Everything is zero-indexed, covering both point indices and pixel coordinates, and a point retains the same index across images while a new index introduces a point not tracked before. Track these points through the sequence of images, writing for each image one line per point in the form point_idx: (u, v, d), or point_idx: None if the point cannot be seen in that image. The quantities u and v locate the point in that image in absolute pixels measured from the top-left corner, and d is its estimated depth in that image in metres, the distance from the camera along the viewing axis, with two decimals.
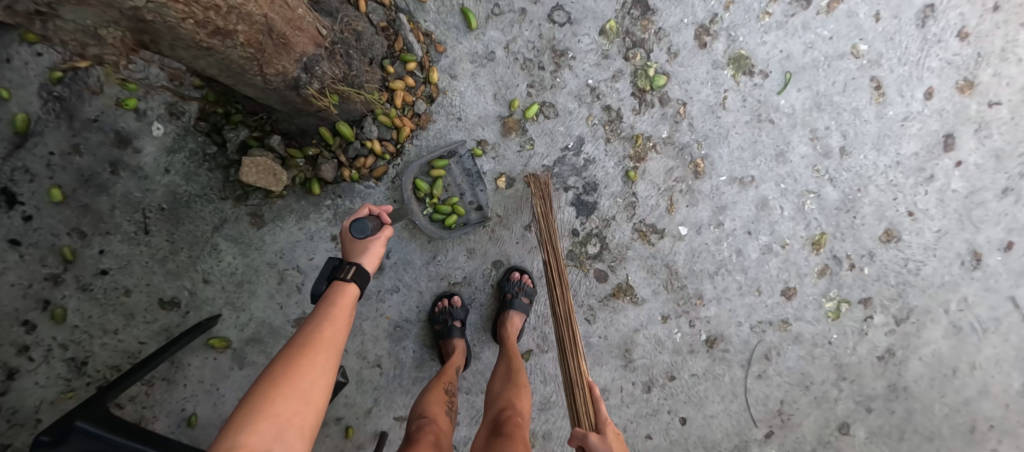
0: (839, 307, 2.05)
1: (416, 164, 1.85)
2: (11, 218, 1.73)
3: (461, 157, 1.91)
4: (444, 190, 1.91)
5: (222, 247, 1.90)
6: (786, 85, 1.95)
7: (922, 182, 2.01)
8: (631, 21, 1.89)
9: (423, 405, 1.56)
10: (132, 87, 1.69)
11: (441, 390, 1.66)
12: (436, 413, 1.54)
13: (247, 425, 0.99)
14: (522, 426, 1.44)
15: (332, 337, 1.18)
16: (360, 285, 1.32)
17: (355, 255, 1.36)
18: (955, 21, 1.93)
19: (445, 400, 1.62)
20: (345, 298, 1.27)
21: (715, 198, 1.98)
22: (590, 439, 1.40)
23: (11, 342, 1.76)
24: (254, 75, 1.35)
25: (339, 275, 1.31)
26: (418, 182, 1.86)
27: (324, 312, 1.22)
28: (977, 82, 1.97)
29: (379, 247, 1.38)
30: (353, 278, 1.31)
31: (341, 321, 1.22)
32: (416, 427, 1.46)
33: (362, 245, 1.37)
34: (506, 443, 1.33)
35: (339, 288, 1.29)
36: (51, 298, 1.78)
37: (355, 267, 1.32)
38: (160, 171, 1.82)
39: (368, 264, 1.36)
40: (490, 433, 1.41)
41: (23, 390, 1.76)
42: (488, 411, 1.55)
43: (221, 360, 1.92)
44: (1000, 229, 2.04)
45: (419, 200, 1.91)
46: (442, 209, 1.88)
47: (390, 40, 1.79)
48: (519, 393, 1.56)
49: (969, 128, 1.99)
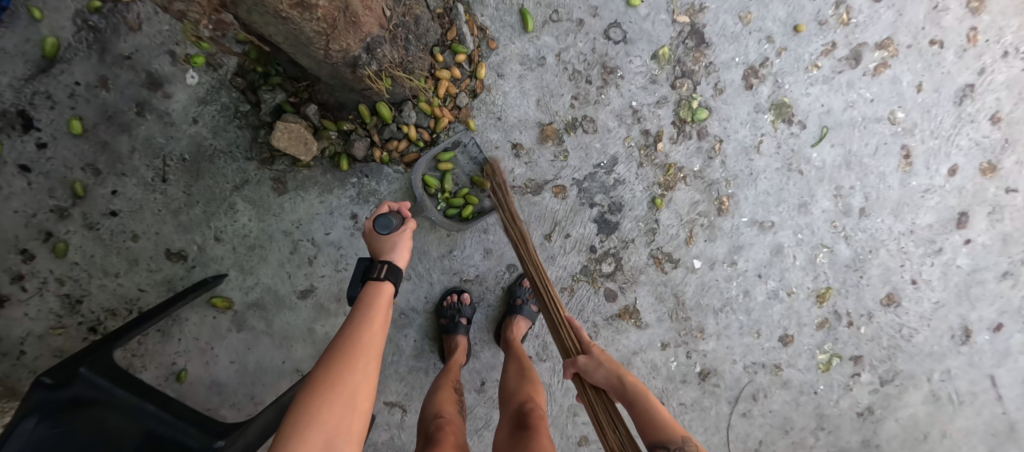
0: (830, 360, 2.11)
1: (423, 160, 1.82)
2: (26, 143, 1.75)
3: (466, 145, 1.88)
4: (456, 181, 1.90)
5: (239, 208, 1.87)
6: (821, 140, 1.97)
7: (931, 254, 2.07)
8: (685, 50, 1.88)
9: (435, 405, 1.52)
10: (205, 46, 1.72)
11: (450, 390, 1.63)
12: (450, 412, 1.49)
13: (299, 432, 1.02)
14: (545, 418, 1.36)
15: (372, 340, 1.18)
16: (394, 282, 1.32)
17: (386, 254, 1.35)
18: (991, 104, 1.98)
19: (455, 400, 1.59)
20: (382, 299, 1.27)
21: (733, 237, 2.01)
22: (579, 360, 1.44)
23: (7, 268, 1.80)
24: (318, 49, 1.30)
25: (373, 274, 1.31)
26: (428, 178, 1.84)
27: (362, 314, 1.22)
28: (1000, 166, 2.03)
29: (406, 241, 1.39)
30: (387, 275, 1.30)
31: (379, 320, 1.22)
32: (434, 427, 1.40)
33: (390, 243, 1.36)
34: (531, 437, 1.24)
35: (373, 290, 1.29)
36: (54, 231, 1.81)
37: (389, 265, 1.31)
38: (188, 120, 1.81)
39: (400, 259, 1.36)
40: (513, 429, 1.32)
41: (12, 318, 1.81)
42: (506, 407, 1.45)
43: (221, 320, 1.91)
44: (994, 310, 2.12)
45: (430, 196, 1.89)
46: (456, 201, 1.87)
47: (445, 28, 1.75)
48: (535, 388, 1.49)
49: (984, 209, 2.05)
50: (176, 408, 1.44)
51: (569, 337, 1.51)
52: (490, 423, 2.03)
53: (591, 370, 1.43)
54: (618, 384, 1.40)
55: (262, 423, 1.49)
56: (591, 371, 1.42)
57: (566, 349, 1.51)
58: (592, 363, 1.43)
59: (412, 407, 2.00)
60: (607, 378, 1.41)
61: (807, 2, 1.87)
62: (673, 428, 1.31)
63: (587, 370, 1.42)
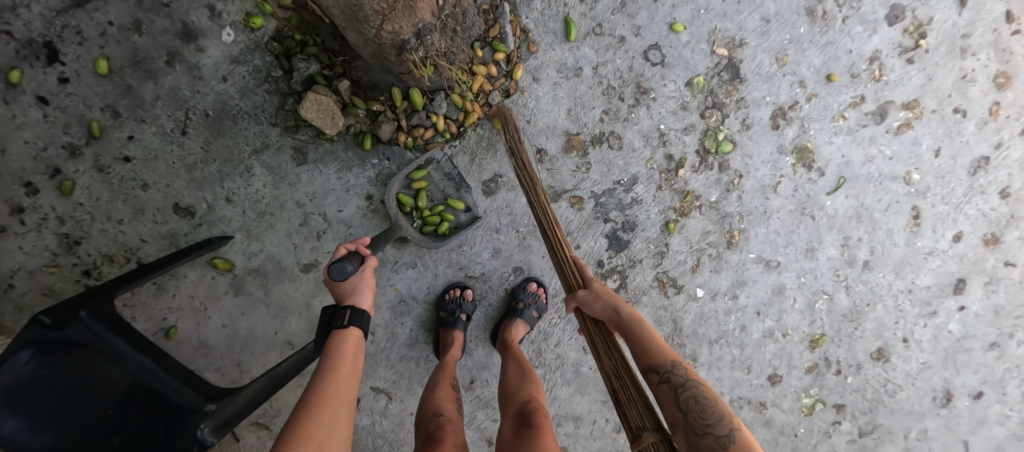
0: (814, 404, 2.14)
1: (397, 179, 1.77)
2: (47, 75, 1.71)
3: (438, 163, 1.84)
4: (430, 198, 1.86)
5: (255, 172, 1.85)
6: (837, 189, 2.00)
7: (925, 315, 2.12)
8: (719, 82, 1.90)
9: (434, 402, 1.51)
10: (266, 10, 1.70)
11: (448, 387, 1.62)
12: (449, 410, 1.48)
13: None
14: (548, 417, 1.35)
15: (337, 391, 1.15)
16: (360, 326, 1.29)
17: (349, 297, 1.32)
18: (1003, 178, 2.03)
19: (453, 397, 1.58)
20: (349, 345, 1.26)
21: (738, 271, 2.04)
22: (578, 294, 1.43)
23: (8, 200, 1.75)
24: (371, 27, 1.28)
25: (337, 323, 1.28)
26: (401, 197, 1.80)
27: (327, 367, 1.19)
28: (1002, 239, 2.07)
29: (369, 280, 1.35)
30: (351, 321, 1.28)
31: (344, 369, 1.20)
32: (435, 425, 1.38)
33: (352, 285, 1.32)
34: (536, 433, 1.24)
35: (338, 339, 1.26)
36: (62, 168, 1.77)
37: (351, 309, 1.28)
38: (218, 77, 1.79)
39: (365, 301, 1.33)
40: (517, 426, 1.31)
41: (5, 251, 1.77)
42: (508, 406, 1.45)
43: (219, 281, 1.89)
44: (976, 378, 2.17)
45: (404, 213, 1.84)
46: (432, 218, 1.83)
47: (488, 24, 1.73)
48: (535, 387, 1.49)
49: (981, 278, 2.10)
50: (170, 363, 1.40)
51: (572, 270, 1.49)
52: (473, 422, 2.03)
53: (589, 302, 1.41)
54: (615, 315, 1.38)
55: (251, 393, 1.39)
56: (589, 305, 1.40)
57: (569, 284, 1.48)
58: (591, 296, 1.42)
59: (398, 395, 1.99)
60: (605, 311, 1.39)
61: (843, 53, 1.91)
62: (667, 354, 1.29)
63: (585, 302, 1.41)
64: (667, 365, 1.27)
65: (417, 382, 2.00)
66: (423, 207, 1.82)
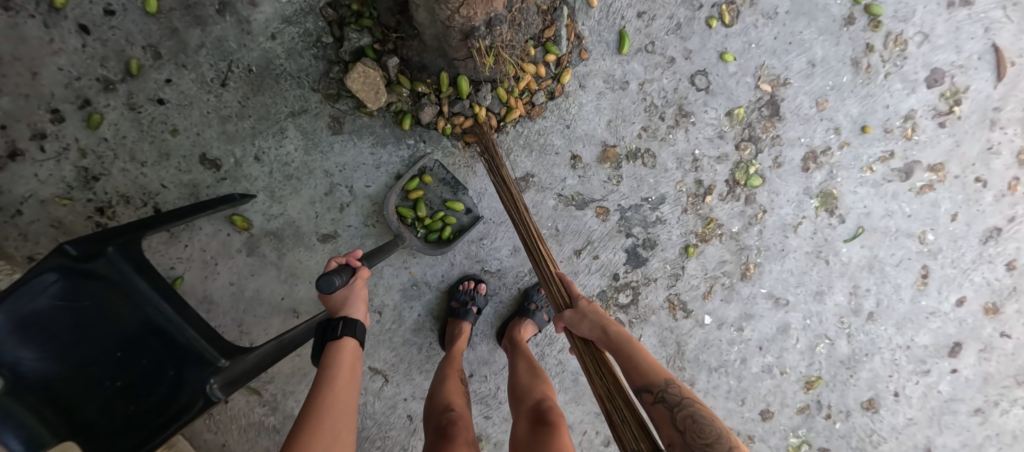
0: (799, 445, 2.17)
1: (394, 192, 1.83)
2: (94, 5, 1.68)
3: (432, 169, 1.88)
4: (430, 206, 1.90)
5: (289, 134, 1.83)
6: (854, 238, 2.04)
7: (919, 373, 2.16)
8: (758, 117, 1.93)
9: (443, 395, 1.54)
10: None
11: (456, 379, 1.65)
12: (459, 405, 1.51)
13: None
14: (563, 414, 1.42)
15: (342, 403, 1.15)
16: (355, 337, 1.31)
17: (342, 309, 1.34)
18: (1010, 251, 2.09)
19: (462, 391, 1.61)
20: (345, 358, 1.25)
21: (748, 304, 2.06)
22: (564, 314, 1.40)
23: (30, 124, 1.71)
24: (446, 10, 1.29)
25: (332, 333, 1.29)
26: (401, 208, 1.85)
27: (327, 377, 1.19)
28: (1001, 309, 2.13)
29: (361, 293, 1.37)
30: (346, 331, 1.29)
31: (343, 381, 1.20)
32: (447, 420, 1.41)
33: (343, 298, 1.34)
34: (551, 434, 1.30)
35: (334, 351, 1.26)
36: (93, 101, 1.73)
37: (345, 319, 1.30)
38: (266, 35, 1.76)
39: (358, 312, 1.35)
40: (532, 425, 1.37)
41: (19, 175, 1.72)
42: (520, 404, 1.50)
43: (234, 238, 1.86)
44: (957, 441, 2.22)
45: (408, 226, 1.89)
46: (433, 224, 1.87)
47: (544, 24, 1.75)
48: (547, 387, 1.54)
49: (976, 344, 2.16)
50: (190, 313, 1.35)
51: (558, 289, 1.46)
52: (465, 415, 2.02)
53: (576, 322, 1.38)
54: (602, 334, 1.34)
55: (261, 354, 1.36)
56: (578, 326, 1.37)
57: (556, 302, 1.46)
58: (576, 316, 1.38)
59: (395, 379, 1.98)
60: (592, 331, 1.35)
61: (879, 107, 1.96)
62: (659, 372, 1.23)
63: (572, 323, 1.38)
64: (661, 384, 1.20)
65: (416, 368, 1.99)
66: (424, 215, 1.87)
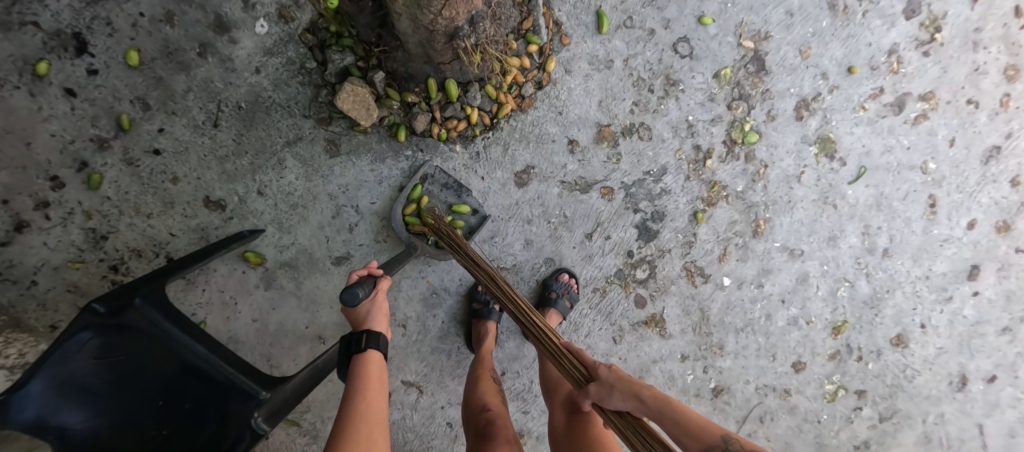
0: (836, 391, 2.18)
1: (399, 206, 1.83)
2: (76, 66, 1.68)
3: (432, 176, 1.88)
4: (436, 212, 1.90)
5: (288, 164, 1.84)
6: (858, 178, 2.06)
7: (941, 301, 2.18)
8: (745, 74, 1.95)
9: (479, 396, 1.55)
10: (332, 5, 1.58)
11: (488, 378, 1.66)
12: (496, 403, 1.52)
13: None
14: None
15: (373, 411, 1.17)
16: (379, 349, 1.31)
17: (364, 322, 1.33)
18: (1013, 168, 2.10)
19: (496, 389, 1.62)
20: (372, 368, 1.27)
21: (764, 260, 2.08)
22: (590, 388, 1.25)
23: (32, 194, 1.71)
24: (429, 14, 1.31)
25: (357, 347, 1.29)
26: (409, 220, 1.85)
27: (357, 386, 1.21)
28: (1014, 226, 2.14)
29: (383, 304, 1.37)
30: (370, 344, 1.29)
31: (371, 390, 1.21)
32: (485, 420, 1.43)
33: (365, 312, 1.34)
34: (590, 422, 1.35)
35: (361, 363, 1.27)
36: (89, 162, 1.74)
37: (368, 331, 1.30)
38: (251, 69, 1.77)
39: (380, 325, 1.34)
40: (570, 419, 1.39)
41: (28, 246, 1.72)
42: (554, 394, 1.51)
43: (250, 275, 1.87)
44: (990, 362, 2.23)
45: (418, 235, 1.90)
46: None
47: (522, 16, 1.73)
48: None
49: (993, 264, 2.17)
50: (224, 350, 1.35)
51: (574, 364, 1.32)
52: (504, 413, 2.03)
53: (606, 396, 1.23)
54: (638, 402, 1.20)
55: (299, 381, 1.39)
56: (609, 399, 1.22)
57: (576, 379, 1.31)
58: (604, 388, 1.23)
59: (429, 388, 1.99)
60: (625, 399, 1.21)
61: (863, 46, 1.97)
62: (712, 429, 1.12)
63: (602, 398, 1.23)
64: (720, 443, 1.09)
65: (448, 374, 2.00)
66: None
